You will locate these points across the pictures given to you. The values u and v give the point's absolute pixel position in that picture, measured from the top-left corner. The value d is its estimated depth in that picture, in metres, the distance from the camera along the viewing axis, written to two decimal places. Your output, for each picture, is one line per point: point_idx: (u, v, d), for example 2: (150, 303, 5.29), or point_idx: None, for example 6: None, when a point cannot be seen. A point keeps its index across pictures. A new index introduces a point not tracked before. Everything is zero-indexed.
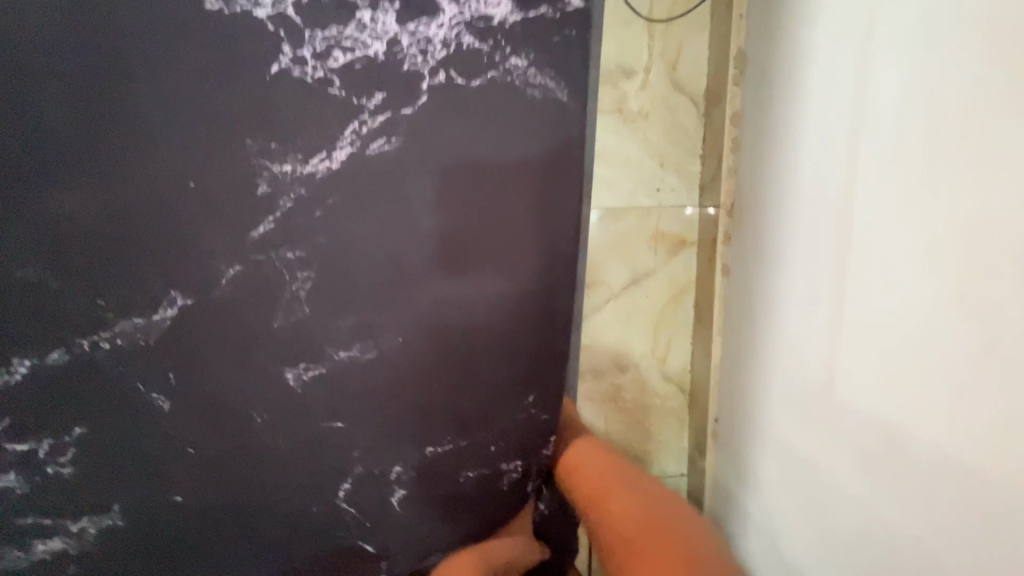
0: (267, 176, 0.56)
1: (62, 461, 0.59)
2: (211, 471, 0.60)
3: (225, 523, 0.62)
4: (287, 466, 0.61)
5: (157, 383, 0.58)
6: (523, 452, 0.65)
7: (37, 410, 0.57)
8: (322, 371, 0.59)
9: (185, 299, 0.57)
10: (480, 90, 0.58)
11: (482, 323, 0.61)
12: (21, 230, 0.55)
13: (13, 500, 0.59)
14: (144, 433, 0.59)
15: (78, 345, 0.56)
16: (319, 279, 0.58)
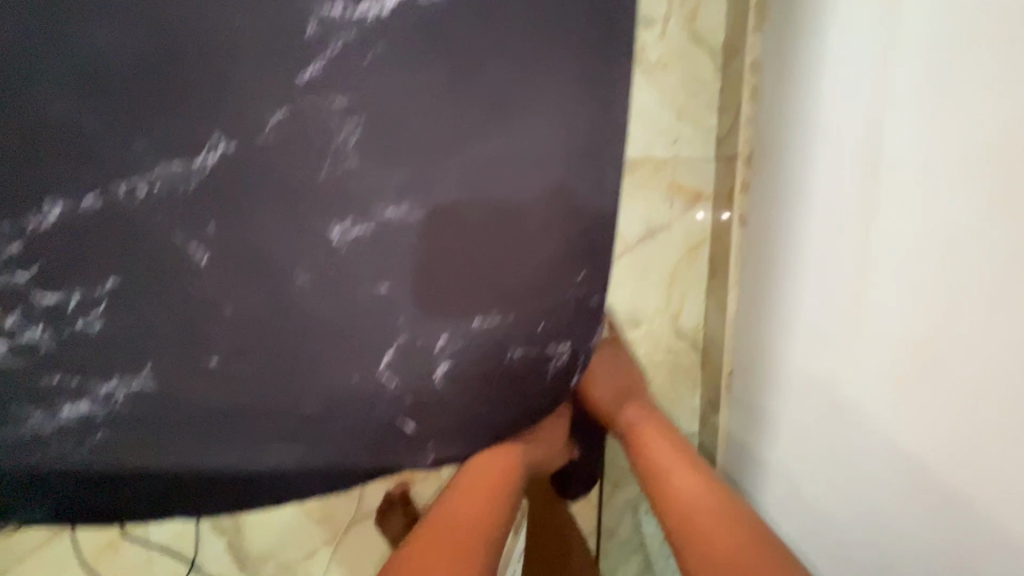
0: (317, 16, 0.54)
1: (93, 316, 0.56)
2: (247, 333, 0.58)
3: (261, 392, 0.59)
4: (329, 332, 0.58)
5: (195, 233, 0.55)
6: (571, 334, 0.62)
7: (68, 258, 0.55)
8: (369, 228, 0.57)
9: (229, 145, 0.55)
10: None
11: (533, 188, 0.58)
12: (56, 63, 0.52)
13: (40, 357, 0.56)
14: (177, 288, 0.56)
15: (114, 190, 0.54)
16: (369, 129, 0.56)
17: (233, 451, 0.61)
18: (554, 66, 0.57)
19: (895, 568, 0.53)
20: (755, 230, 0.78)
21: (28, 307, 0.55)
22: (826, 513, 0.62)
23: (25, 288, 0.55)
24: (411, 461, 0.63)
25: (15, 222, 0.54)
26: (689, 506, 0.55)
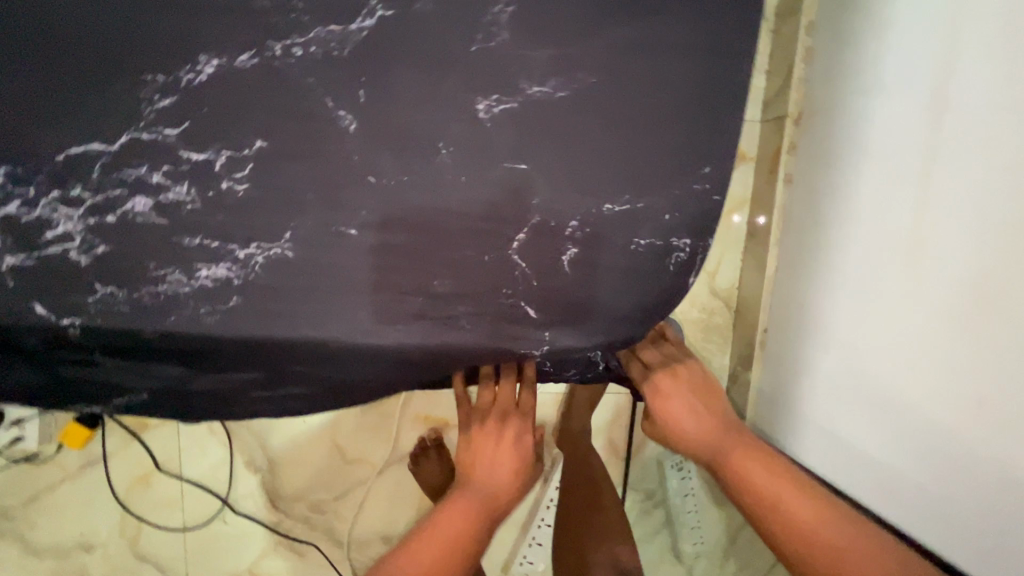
0: None
1: (238, 178, 0.57)
2: (386, 204, 0.58)
3: (394, 264, 0.60)
4: (466, 206, 0.60)
5: (345, 99, 0.56)
6: (693, 228, 0.64)
7: (217, 117, 0.55)
8: (514, 106, 0.58)
9: (385, 11, 0.55)
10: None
11: (672, 79, 0.60)
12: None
13: (183, 216, 0.57)
14: (324, 153, 0.57)
15: (270, 50, 0.54)
16: (523, 5, 0.57)
17: (360, 325, 0.61)
18: None
19: (978, 504, 0.54)
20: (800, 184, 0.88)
21: (175, 164, 0.56)
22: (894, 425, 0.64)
23: (174, 145, 0.55)
24: (528, 347, 0.65)
25: (168, 75, 0.54)
26: (789, 521, 0.62)
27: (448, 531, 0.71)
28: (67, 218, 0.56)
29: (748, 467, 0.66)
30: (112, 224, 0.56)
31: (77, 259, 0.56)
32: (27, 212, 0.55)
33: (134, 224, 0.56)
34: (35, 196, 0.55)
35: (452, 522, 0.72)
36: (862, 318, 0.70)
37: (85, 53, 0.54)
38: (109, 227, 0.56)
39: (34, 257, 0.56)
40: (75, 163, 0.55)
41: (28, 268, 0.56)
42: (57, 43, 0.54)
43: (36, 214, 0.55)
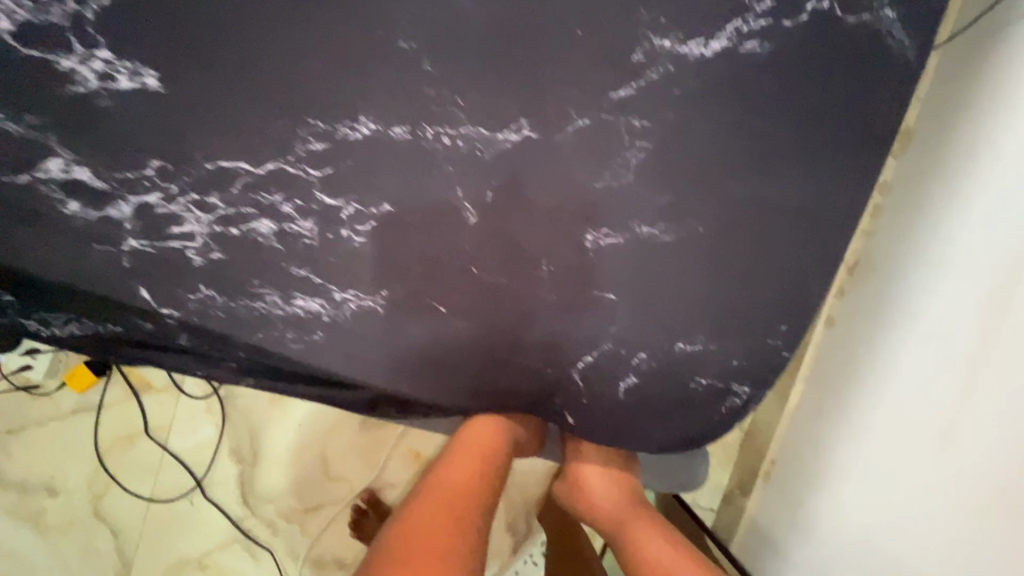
0: (646, 46, 0.61)
1: (358, 230, 0.61)
2: (476, 293, 0.63)
3: (467, 345, 0.63)
4: (548, 311, 0.64)
5: (473, 193, 0.61)
6: (755, 380, 0.68)
7: (358, 172, 0.60)
8: (621, 242, 0.63)
9: (532, 131, 0.60)
10: (853, 25, 0.63)
11: (764, 250, 0.65)
12: (418, 8, 0.59)
13: (298, 249, 0.61)
14: (441, 233, 0.62)
15: (422, 130, 0.60)
16: (653, 156, 0.62)
17: (421, 389, 0.64)
18: (821, 147, 0.64)
19: None
20: (839, 332, 1.05)
21: (306, 202, 0.60)
22: None
23: (312, 185, 0.60)
24: None
25: (328, 125, 0.60)
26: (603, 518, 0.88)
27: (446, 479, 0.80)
28: (196, 220, 0.60)
29: (591, 497, 0.88)
30: (234, 236, 0.60)
31: (191, 258, 0.60)
32: (162, 205, 0.59)
33: (253, 242, 0.61)
34: (176, 192, 0.59)
35: (455, 475, 0.80)
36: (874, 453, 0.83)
37: (256, 84, 0.59)
38: (230, 239, 0.61)
39: (154, 245, 0.60)
40: (220, 174, 0.59)
41: (145, 254, 0.60)
42: (233, 67, 0.58)
43: (169, 209, 0.59)
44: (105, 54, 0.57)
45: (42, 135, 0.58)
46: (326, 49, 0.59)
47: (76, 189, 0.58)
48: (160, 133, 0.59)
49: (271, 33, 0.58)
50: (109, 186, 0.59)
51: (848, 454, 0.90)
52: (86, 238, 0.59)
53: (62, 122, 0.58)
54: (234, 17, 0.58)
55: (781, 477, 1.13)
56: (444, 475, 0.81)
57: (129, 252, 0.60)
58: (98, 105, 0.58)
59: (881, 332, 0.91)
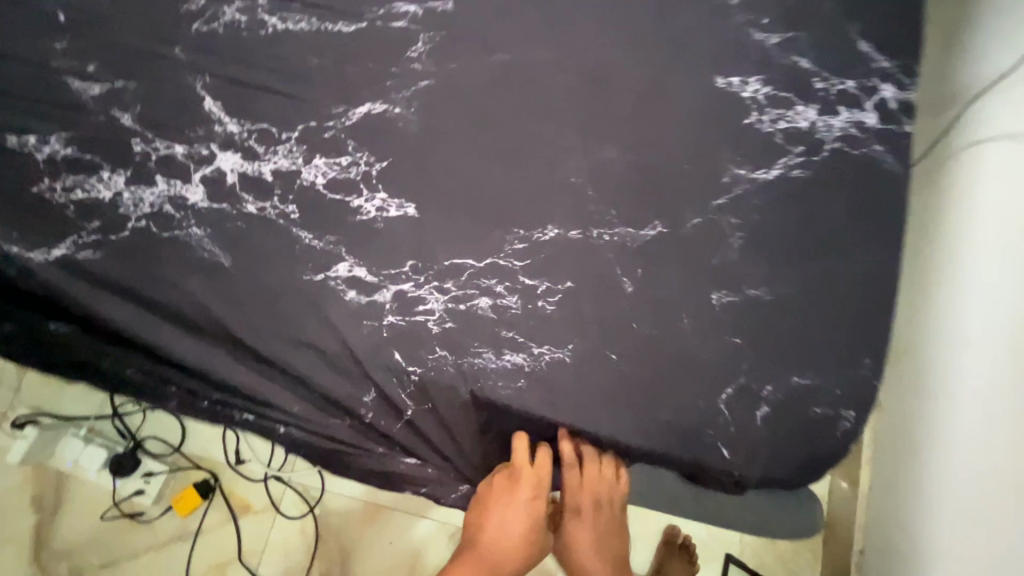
0: (731, 172, 0.91)
1: (550, 300, 0.85)
2: (635, 344, 0.84)
3: (632, 385, 0.83)
4: (691, 353, 0.84)
5: (628, 271, 0.86)
6: (859, 405, 0.85)
7: (549, 261, 0.86)
8: (737, 299, 0.86)
9: (664, 227, 0.88)
10: (859, 155, 0.96)
11: (838, 303, 0.89)
12: (580, 158, 0.90)
13: (507, 316, 0.84)
14: (609, 299, 0.85)
15: (590, 231, 0.87)
16: (747, 241, 0.89)
17: (600, 420, 0.82)
18: (859, 231, 0.92)
19: None
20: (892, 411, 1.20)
21: (513, 282, 0.85)
22: None
23: (516, 271, 0.85)
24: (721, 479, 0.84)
25: (526, 231, 0.87)
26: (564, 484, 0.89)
27: (526, 527, 0.89)
28: (436, 299, 0.84)
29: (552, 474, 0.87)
30: (461, 309, 0.84)
31: (431, 327, 0.83)
32: (413, 290, 0.84)
33: (475, 313, 0.84)
34: (422, 280, 0.85)
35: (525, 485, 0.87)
36: (952, 494, 0.99)
37: (477, 208, 0.87)
38: (458, 312, 0.84)
39: (405, 319, 0.83)
40: (453, 268, 0.85)
41: (398, 325, 0.83)
42: (462, 199, 0.87)
43: (417, 292, 0.84)
44: (382, 195, 0.87)
45: (336, 248, 0.85)
46: (523, 184, 0.88)
47: (355, 283, 0.84)
48: (413, 243, 0.86)
49: (486, 178, 0.88)
50: (377, 278, 0.84)
51: (929, 504, 1.05)
52: (359, 316, 0.83)
53: (349, 239, 0.86)
54: (463, 169, 0.88)
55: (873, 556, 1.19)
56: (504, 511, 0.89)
57: (387, 325, 0.83)
58: (374, 227, 0.86)
59: (915, 396, 1.13)
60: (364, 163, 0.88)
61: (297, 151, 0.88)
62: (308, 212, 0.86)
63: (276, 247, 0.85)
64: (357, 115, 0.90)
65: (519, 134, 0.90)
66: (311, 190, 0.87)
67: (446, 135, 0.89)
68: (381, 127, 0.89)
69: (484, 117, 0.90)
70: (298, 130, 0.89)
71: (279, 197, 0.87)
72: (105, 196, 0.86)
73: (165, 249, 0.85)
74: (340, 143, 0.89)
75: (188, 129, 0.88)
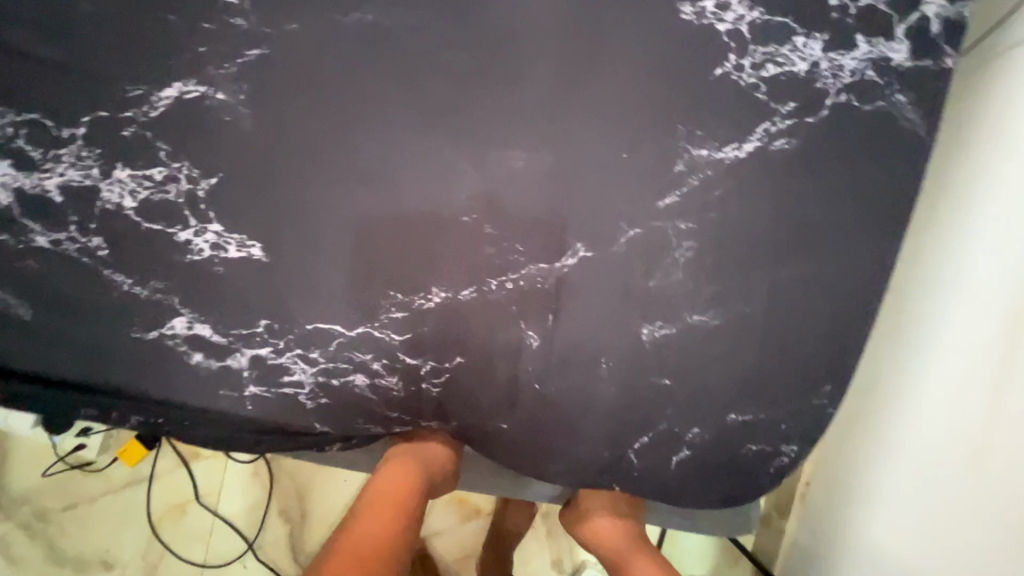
0: (686, 156, 0.68)
1: (435, 381, 0.68)
2: (542, 409, 0.69)
3: (536, 452, 0.71)
4: (606, 406, 0.70)
5: (535, 323, 0.68)
6: (803, 439, 0.73)
7: (436, 332, 0.68)
8: (673, 331, 0.69)
9: (587, 253, 0.67)
10: (870, 113, 0.70)
11: (805, 319, 0.71)
12: (476, 174, 0.66)
13: (388, 397, 0.69)
14: (507, 353, 0.68)
15: (487, 284, 0.67)
16: (698, 253, 0.69)
17: None
18: (845, 223, 0.70)
19: None
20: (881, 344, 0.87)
21: (392, 360, 0.68)
22: (958, 554, 0.70)
23: (395, 345, 0.68)
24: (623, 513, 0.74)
25: (406, 296, 0.67)
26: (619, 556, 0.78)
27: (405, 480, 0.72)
28: (303, 370, 0.68)
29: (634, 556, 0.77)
30: (335, 385, 0.69)
31: (303, 401, 0.69)
32: (272, 357, 0.67)
33: (350, 391, 0.69)
34: (283, 346, 0.67)
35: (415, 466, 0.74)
36: (924, 485, 0.76)
37: (344, 231, 0.66)
38: (332, 386, 0.69)
39: (270, 390, 0.68)
40: (319, 333, 0.67)
41: (263, 397, 0.68)
42: (313, 220, 0.65)
43: (279, 361, 0.68)
44: (215, 228, 0.65)
45: (165, 298, 0.65)
46: (400, 194, 0.66)
47: (199, 344, 0.66)
48: (265, 296, 0.66)
49: (354, 189, 0.65)
50: (227, 339, 0.66)
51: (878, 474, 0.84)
52: (212, 385, 0.67)
53: (179, 287, 0.65)
54: (327, 176, 0.65)
55: (812, 500, 1.01)
56: (393, 473, 0.73)
57: (250, 397, 0.68)
58: (211, 271, 0.65)
59: (901, 342, 0.83)
60: (186, 178, 0.64)
61: (89, 157, 0.63)
62: (117, 248, 0.64)
63: (76, 283, 0.64)
64: (163, 103, 0.63)
65: (396, 105, 0.65)
66: (119, 220, 0.64)
67: (293, 134, 0.65)
68: (202, 125, 0.64)
69: (344, 114, 0.65)
70: (85, 125, 0.63)
71: (75, 225, 0.64)
72: None
73: None
74: (149, 146, 0.63)
75: None
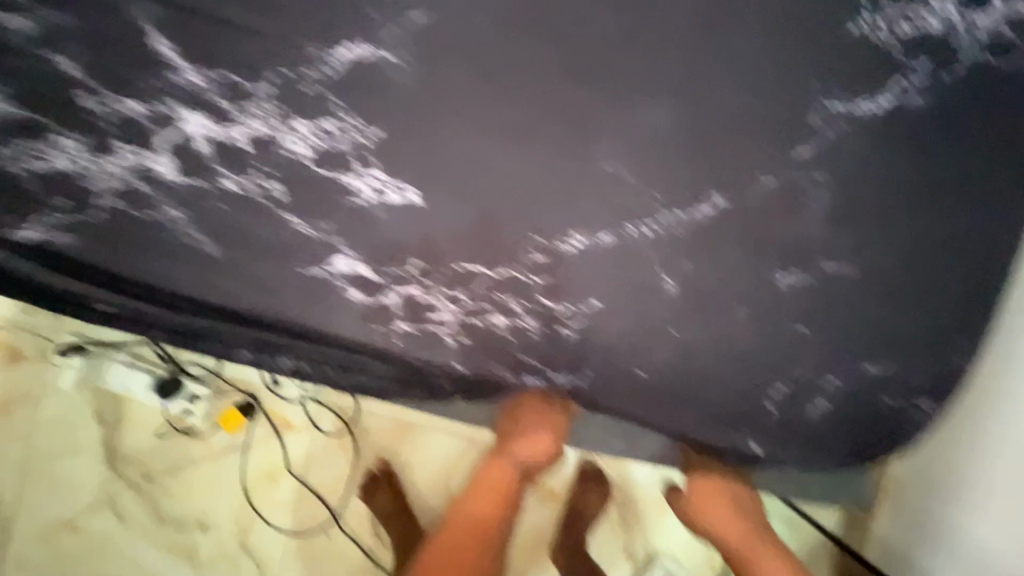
0: (820, 111, 0.70)
1: (572, 323, 0.73)
2: (675, 353, 0.73)
3: (668, 395, 0.74)
4: (738, 352, 0.72)
5: (672, 269, 0.72)
6: (937, 392, 0.73)
7: (575, 275, 0.72)
8: (807, 280, 0.71)
9: (724, 203, 0.71)
10: (1006, 67, 0.71)
11: (942, 271, 0.71)
12: (618, 128, 0.71)
13: (525, 338, 0.74)
14: (645, 297, 0.72)
15: (626, 230, 0.71)
16: (832, 203, 0.71)
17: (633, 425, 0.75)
18: (981, 176, 0.71)
19: None
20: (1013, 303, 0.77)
21: (531, 302, 0.73)
22: None
23: (534, 288, 0.73)
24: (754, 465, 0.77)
25: (547, 238, 0.72)
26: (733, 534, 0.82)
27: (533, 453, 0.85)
28: (448, 309, 0.74)
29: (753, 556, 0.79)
30: (477, 325, 0.74)
31: (446, 339, 0.74)
32: (421, 295, 0.73)
33: (490, 331, 0.74)
34: (431, 285, 0.73)
35: (538, 446, 0.85)
36: None
37: (496, 180, 0.72)
38: (473, 326, 0.74)
39: (417, 328, 0.74)
40: (467, 274, 0.73)
41: (410, 333, 0.74)
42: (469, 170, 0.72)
43: (427, 300, 0.73)
44: (378, 175, 0.72)
45: (331, 238, 0.73)
46: (548, 145, 0.71)
47: (358, 282, 0.73)
48: (421, 238, 0.72)
49: (508, 141, 0.72)
50: (380, 278, 0.73)
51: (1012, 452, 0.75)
52: (369, 321, 0.74)
53: (346, 228, 0.72)
54: (483, 129, 0.72)
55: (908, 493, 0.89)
56: (521, 444, 0.85)
57: (398, 332, 0.74)
58: (373, 215, 0.72)
59: None
60: (356, 131, 0.72)
61: (274, 112, 0.71)
62: (295, 193, 0.72)
63: (259, 224, 0.72)
64: (340, 63, 0.71)
65: (545, 65, 0.71)
66: (297, 167, 0.72)
67: (452, 91, 0.71)
68: (369, 82, 0.71)
69: (493, 73, 0.71)
70: (273, 83, 0.71)
71: (260, 172, 0.72)
72: (62, 167, 0.71)
73: (140, 237, 0.72)
74: (326, 103, 0.72)
75: (140, 81, 0.71)
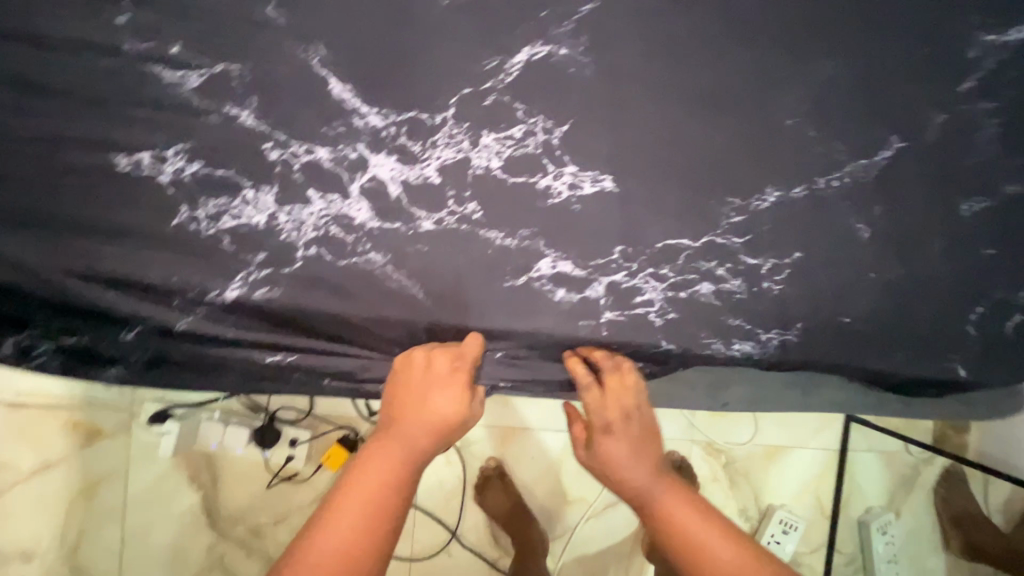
0: (979, 42, 0.74)
1: (777, 279, 0.75)
2: (877, 294, 0.76)
3: (875, 336, 0.77)
4: (936, 283, 0.76)
5: (864, 215, 0.75)
6: None
7: (773, 233, 0.74)
8: (990, 203, 0.75)
9: (901, 143, 0.74)
10: None
11: None
12: (793, 88, 0.73)
13: (733, 302, 0.75)
14: (841, 245, 0.75)
15: (816, 184, 0.74)
16: (1003, 128, 0.75)
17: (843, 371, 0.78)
18: None
19: None
20: None
21: (735, 263, 0.74)
22: None
23: (736, 249, 0.74)
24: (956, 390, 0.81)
25: (743, 200, 0.74)
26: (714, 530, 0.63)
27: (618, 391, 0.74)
28: (654, 288, 0.75)
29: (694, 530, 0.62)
30: (684, 298, 0.75)
31: (654, 318, 0.75)
32: (628, 280, 0.74)
33: (698, 301, 0.75)
34: (636, 268, 0.74)
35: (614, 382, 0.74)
36: None
37: (686, 157, 0.73)
38: (681, 299, 0.75)
39: (626, 313, 0.75)
40: (670, 249, 0.74)
41: (618, 321, 0.75)
42: (659, 151, 0.73)
43: (633, 282, 0.74)
44: (571, 169, 0.72)
45: (533, 241, 0.73)
46: (730, 114, 0.73)
47: (564, 279, 0.73)
48: (621, 225, 0.73)
49: (691, 116, 0.73)
50: (586, 270, 0.74)
51: None
52: (578, 316, 0.75)
53: (546, 229, 0.73)
54: (665, 108, 0.73)
55: None
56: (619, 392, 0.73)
57: (607, 323, 0.75)
58: (571, 210, 0.73)
59: None
60: (542, 131, 0.72)
61: (459, 134, 0.71)
62: (491, 207, 0.72)
63: (460, 240, 0.72)
64: (516, 66, 0.71)
65: (715, 36, 0.72)
66: (490, 178, 0.72)
67: (630, 76, 0.72)
68: (549, 78, 0.72)
69: (667, 51, 0.72)
70: (453, 106, 0.71)
71: (454, 197, 0.72)
72: (257, 223, 0.69)
73: (342, 275, 0.71)
74: (509, 108, 0.71)
75: (319, 123, 0.69)
